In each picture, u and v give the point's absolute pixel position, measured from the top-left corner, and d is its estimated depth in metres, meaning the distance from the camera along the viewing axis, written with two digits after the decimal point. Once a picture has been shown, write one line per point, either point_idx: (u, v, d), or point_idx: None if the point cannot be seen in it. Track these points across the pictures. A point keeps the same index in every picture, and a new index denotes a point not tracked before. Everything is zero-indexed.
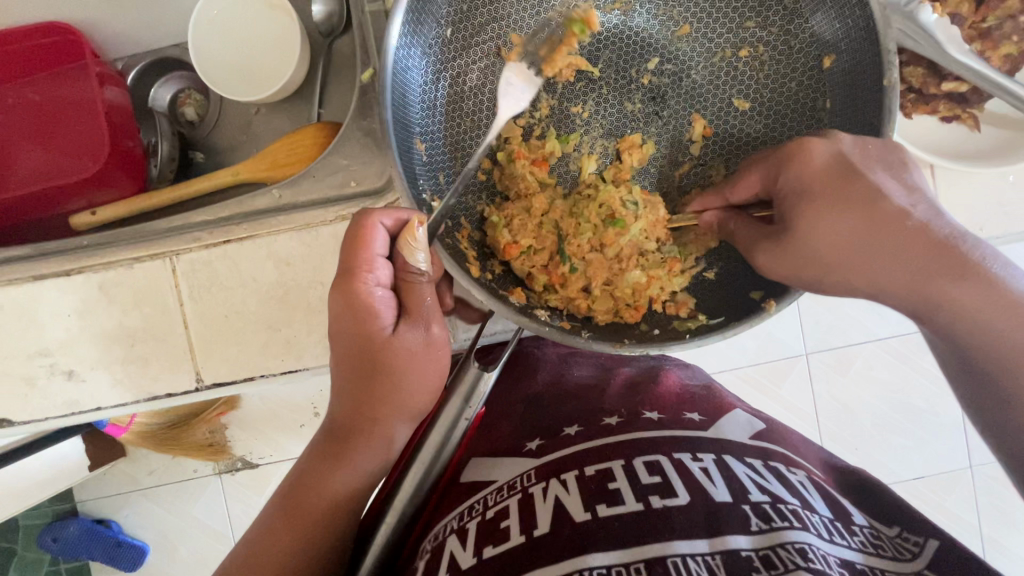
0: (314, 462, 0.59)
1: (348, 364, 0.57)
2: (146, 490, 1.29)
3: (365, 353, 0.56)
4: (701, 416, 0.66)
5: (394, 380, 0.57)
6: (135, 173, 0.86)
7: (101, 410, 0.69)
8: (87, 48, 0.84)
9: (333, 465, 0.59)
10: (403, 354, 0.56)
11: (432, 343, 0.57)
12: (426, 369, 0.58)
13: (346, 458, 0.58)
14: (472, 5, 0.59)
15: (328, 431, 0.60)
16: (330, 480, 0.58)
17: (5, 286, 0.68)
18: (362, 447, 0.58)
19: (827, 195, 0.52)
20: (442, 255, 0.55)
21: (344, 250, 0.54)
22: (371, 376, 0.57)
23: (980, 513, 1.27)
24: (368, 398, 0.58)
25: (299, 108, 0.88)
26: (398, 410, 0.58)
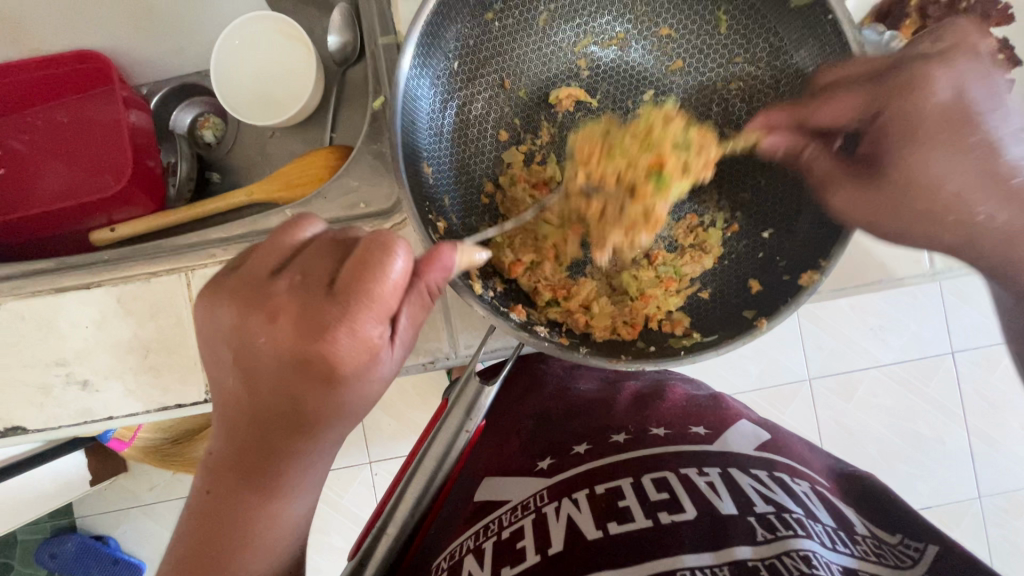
0: (230, 503, 0.50)
1: (251, 407, 0.49)
2: (146, 506, 1.31)
3: (278, 403, 0.48)
4: (707, 429, 0.67)
5: (313, 434, 0.49)
6: (153, 192, 0.90)
7: (112, 420, 0.71)
8: (113, 74, 0.88)
9: (227, 525, 0.50)
10: (323, 408, 0.48)
11: (368, 393, 0.50)
12: (351, 416, 0.51)
13: (245, 519, 0.50)
14: (478, 40, 0.62)
15: (219, 480, 0.51)
16: (224, 544, 0.50)
17: (28, 297, 0.71)
18: (265, 505, 0.50)
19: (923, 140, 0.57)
20: (480, 311, 0.57)
21: (351, 280, 0.45)
22: (281, 426, 0.49)
23: (989, 545, 1.25)
24: (271, 446, 0.49)
25: (313, 132, 0.92)
26: (317, 459, 0.51)
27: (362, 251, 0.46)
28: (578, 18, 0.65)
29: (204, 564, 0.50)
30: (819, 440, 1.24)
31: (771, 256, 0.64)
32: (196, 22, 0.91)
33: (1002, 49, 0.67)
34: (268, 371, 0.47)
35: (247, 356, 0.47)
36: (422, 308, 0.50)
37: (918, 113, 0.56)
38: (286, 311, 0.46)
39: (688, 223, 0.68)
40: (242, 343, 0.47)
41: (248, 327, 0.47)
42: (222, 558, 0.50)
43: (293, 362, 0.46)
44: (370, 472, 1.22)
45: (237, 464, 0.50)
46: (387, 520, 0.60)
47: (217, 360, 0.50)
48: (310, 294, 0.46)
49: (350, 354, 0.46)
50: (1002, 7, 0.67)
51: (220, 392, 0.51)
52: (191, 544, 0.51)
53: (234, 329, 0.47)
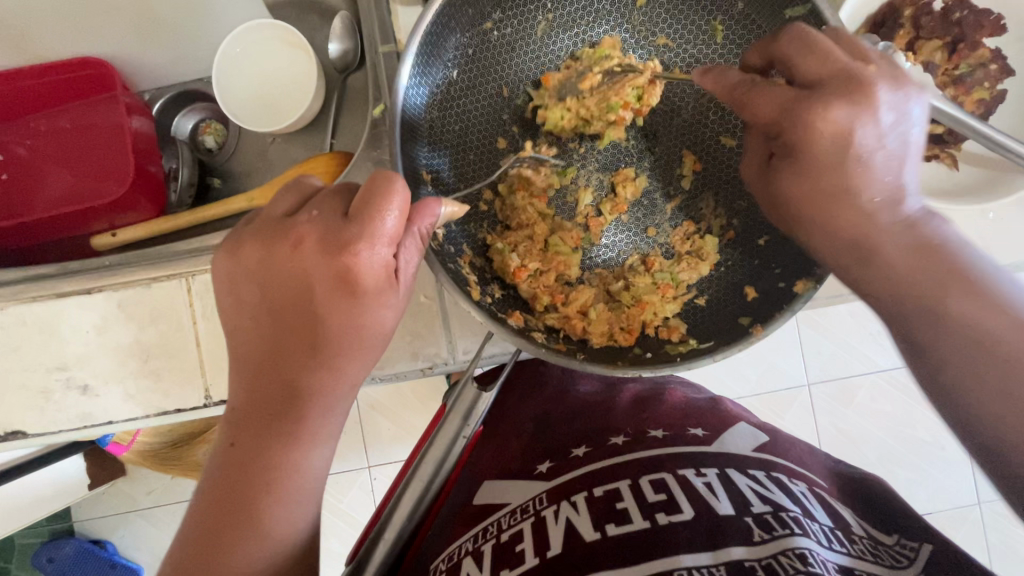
0: (254, 444, 0.50)
1: (275, 340, 0.50)
2: (144, 510, 1.30)
3: (304, 331, 0.50)
4: (705, 430, 0.68)
5: (333, 362, 0.50)
6: (155, 198, 0.91)
7: (112, 424, 0.71)
8: (117, 81, 0.89)
9: (255, 473, 0.50)
10: (345, 336, 0.50)
11: (386, 322, 0.52)
12: (372, 349, 0.52)
13: (272, 464, 0.50)
14: (477, 49, 0.63)
15: (243, 423, 0.51)
16: (253, 491, 0.50)
17: (29, 302, 0.71)
18: (292, 449, 0.50)
19: (823, 166, 0.51)
20: (479, 317, 0.56)
21: (357, 207, 0.48)
22: (304, 358, 0.50)
23: (990, 551, 1.26)
24: (297, 385, 0.50)
25: (314, 138, 0.93)
26: (339, 398, 0.52)
27: (371, 176, 0.49)
28: (576, 27, 0.66)
29: (234, 514, 0.49)
30: (818, 446, 1.25)
31: (768, 262, 0.64)
32: (196, 30, 0.91)
33: (994, 60, 0.68)
34: (294, 302, 0.50)
35: (272, 286, 0.50)
36: (414, 247, 0.51)
37: (816, 138, 0.49)
38: (307, 237, 0.48)
39: (685, 230, 0.69)
40: (268, 269, 0.49)
41: (272, 260, 0.49)
42: (249, 506, 0.49)
43: (319, 286, 0.48)
44: (369, 476, 1.22)
45: (262, 404, 0.51)
46: (384, 525, 0.60)
47: (239, 306, 0.51)
48: (323, 222, 0.48)
49: (368, 272, 0.48)
50: (995, 18, 0.67)
51: (241, 339, 0.52)
52: (219, 494, 0.50)
53: (257, 265, 0.50)
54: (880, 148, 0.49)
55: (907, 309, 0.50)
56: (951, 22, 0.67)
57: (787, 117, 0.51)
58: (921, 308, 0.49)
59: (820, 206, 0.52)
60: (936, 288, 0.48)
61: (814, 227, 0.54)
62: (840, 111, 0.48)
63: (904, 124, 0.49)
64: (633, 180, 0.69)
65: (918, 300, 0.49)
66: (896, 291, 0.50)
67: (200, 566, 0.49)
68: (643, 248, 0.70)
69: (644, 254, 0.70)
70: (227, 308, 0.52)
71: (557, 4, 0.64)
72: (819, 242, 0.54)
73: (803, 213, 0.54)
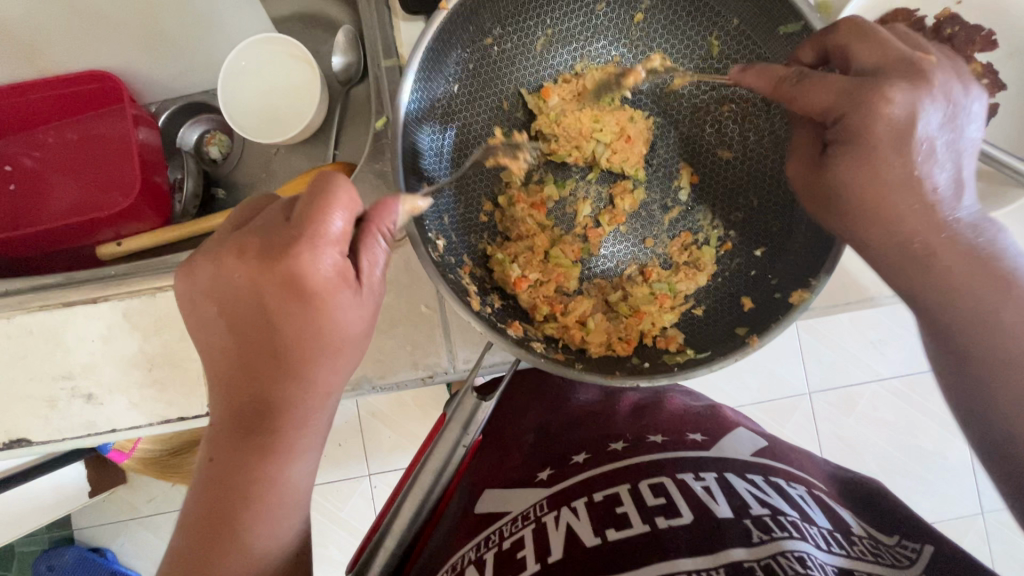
0: (231, 457, 0.51)
1: (239, 353, 0.51)
2: (144, 518, 1.30)
3: (266, 342, 0.50)
4: (704, 436, 0.68)
5: (297, 371, 0.50)
6: (160, 208, 0.92)
7: (115, 432, 0.72)
8: (124, 94, 0.91)
9: (235, 486, 0.51)
10: (305, 341, 0.50)
11: (352, 327, 0.51)
12: (338, 353, 0.51)
13: (249, 476, 0.51)
14: (477, 64, 0.64)
15: (223, 437, 0.52)
16: (234, 502, 0.51)
17: (36, 311, 0.72)
18: (266, 461, 0.52)
19: (885, 148, 0.50)
20: (480, 326, 0.57)
21: (299, 211, 0.47)
22: (269, 369, 0.50)
23: (994, 560, 1.25)
24: (269, 399, 0.51)
25: (317, 149, 0.95)
26: (309, 406, 0.52)
27: (313, 181, 0.48)
28: (574, 43, 0.67)
29: (218, 524, 0.51)
30: (819, 454, 1.25)
31: (763, 274, 0.65)
32: (203, 44, 0.93)
33: (986, 74, 0.69)
34: (252, 317, 0.50)
35: (228, 302, 0.50)
36: (381, 249, 0.51)
37: (878, 122, 0.49)
38: (250, 250, 0.48)
39: (682, 241, 0.70)
40: (220, 285, 0.49)
41: (220, 277, 0.49)
42: (233, 515, 0.51)
43: (270, 298, 0.48)
44: (370, 484, 1.22)
45: (238, 418, 0.52)
46: (385, 532, 0.61)
47: (204, 324, 0.52)
48: (268, 230, 0.48)
49: (324, 283, 0.47)
50: (986, 32, 0.69)
51: (212, 356, 0.53)
52: (207, 505, 0.52)
53: (210, 284, 0.50)
54: (942, 138, 0.51)
55: (963, 319, 0.52)
56: (942, 38, 0.69)
57: (849, 102, 0.51)
58: (974, 316, 0.52)
59: (875, 199, 0.52)
60: (990, 298, 0.51)
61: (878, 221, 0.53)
62: (902, 93, 0.49)
63: (966, 116, 0.51)
64: (630, 192, 0.70)
65: (977, 310, 0.51)
66: (953, 300, 0.52)
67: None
68: (641, 258, 0.71)
69: (642, 264, 0.71)
70: (192, 326, 0.52)
71: (557, 20, 0.64)
72: (875, 238, 0.54)
73: (858, 206, 0.53)
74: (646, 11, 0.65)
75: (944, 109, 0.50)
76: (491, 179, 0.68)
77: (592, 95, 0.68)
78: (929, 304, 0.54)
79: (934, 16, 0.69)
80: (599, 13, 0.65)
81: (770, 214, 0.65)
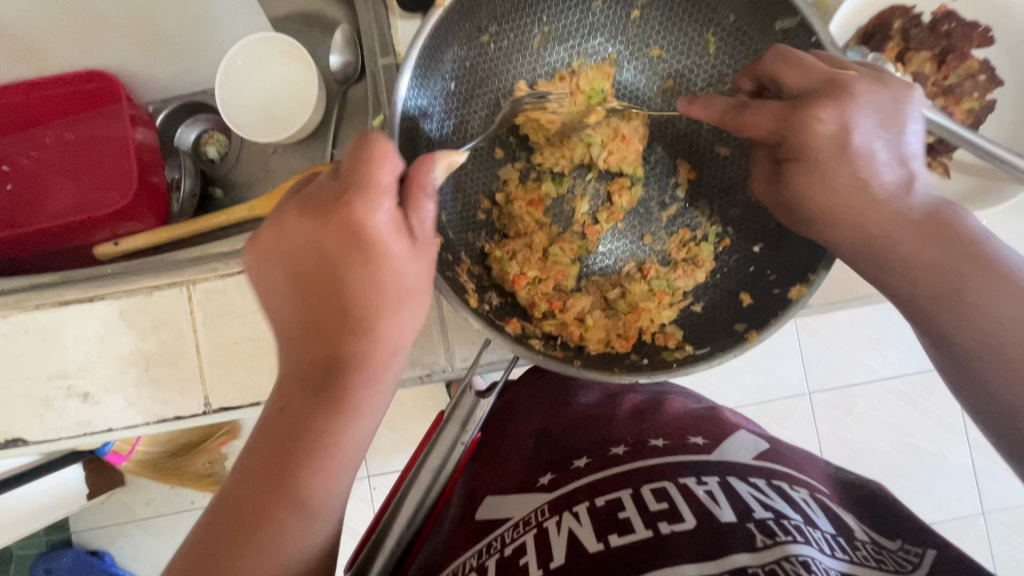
0: (297, 406, 0.49)
1: (307, 306, 0.52)
2: (141, 521, 1.30)
3: (335, 292, 0.51)
4: (705, 439, 0.68)
5: (364, 322, 0.51)
6: (158, 208, 0.92)
7: (112, 432, 0.72)
8: (121, 93, 0.90)
9: (296, 438, 0.48)
10: (370, 291, 0.51)
11: (407, 281, 0.52)
12: (402, 305, 0.52)
13: (311, 428, 0.49)
14: (474, 61, 0.64)
15: (291, 389, 0.51)
16: (292, 455, 0.48)
17: (32, 310, 0.71)
18: (335, 416, 0.49)
19: (829, 159, 0.54)
20: (472, 319, 0.57)
21: (349, 172, 0.50)
22: (339, 319, 0.51)
23: (994, 561, 1.25)
24: (337, 352, 0.51)
25: (315, 148, 0.94)
26: (378, 364, 0.52)
27: (351, 147, 0.50)
28: (571, 40, 0.67)
29: (275, 477, 0.48)
30: (819, 454, 1.24)
31: (762, 270, 0.65)
32: (203, 43, 0.93)
33: (983, 70, 0.69)
34: (314, 271, 0.52)
35: (295, 256, 0.52)
36: (431, 209, 0.52)
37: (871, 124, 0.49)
38: (311, 209, 0.51)
39: (681, 238, 0.70)
40: (285, 237, 0.52)
41: (285, 237, 0.52)
42: (293, 467, 0.48)
43: (333, 251, 0.51)
44: (368, 486, 1.22)
45: (306, 370, 0.51)
46: (383, 533, 0.60)
47: (270, 283, 0.54)
48: (328, 187, 0.51)
49: (384, 237, 0.50)
50: (983, 29, 0.69)
51: (279, 317, 0.54)
52: (266, 456, 0.49)
53: (275, 243, 0.53)
54: (879, 140, 0.54)
55: (942, 311, 0.50)
56: (939, 35, 0.69)
57: (786, 125, 0.56)
58: (947, 303, 0.50)
59: (834, 206, 0.55)
60: None
61: (839, 224, 0.55)
62: (830, 111, 0.53)
63: (904, 117, 0.54)
64: (627, 188, 0.70)
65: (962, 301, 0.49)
66: (930, 290, 0.51)
67: (241, 540, 0.47)
68: (640, 254, 0.71)
69: (640, 261, 0.71)
70: (258, 289, 0.55)
71: (553, 18, 0.64)
72: (843, 242, 0.55)
73: (821, 213, 0.56)
74: (643, 8, 0.64)
75: (875, 119, 0.53)
76: (488, 178, 0.68)
77: (586, 93, 0.68)
78: (910, 297, 0.53)
79: (931, 13, 0.69)
80: (596, 10, 0.65)
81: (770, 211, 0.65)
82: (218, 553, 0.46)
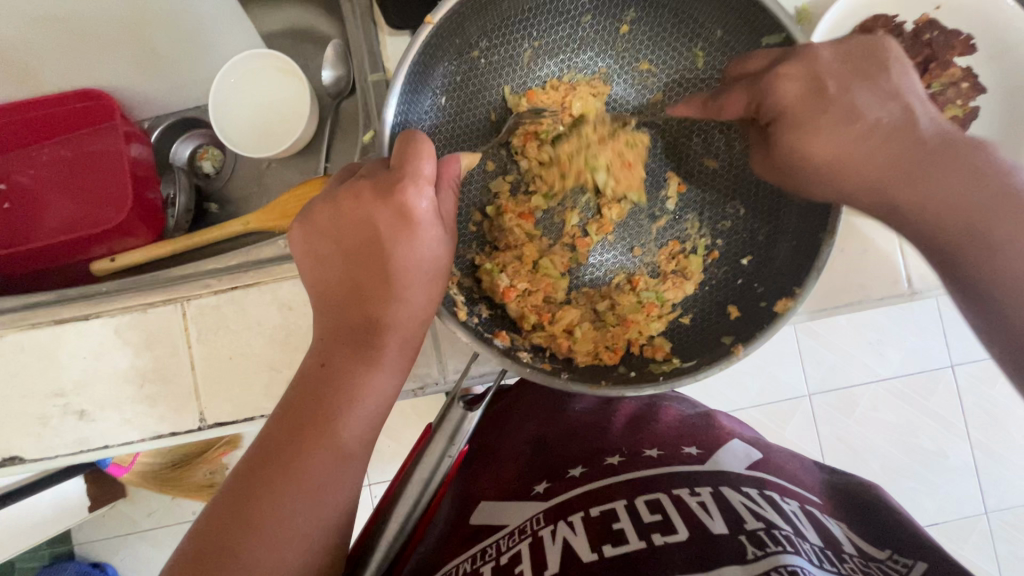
0: (337, 360, 0.53)
1: (349, 274, 0.55)
2: (142, 532, 1.30)
3: (378, 263, 0.54)
4: (699, 449, 0.69)
5: (400, 294, 0.54)
6: (152, 223, 0.93)
7: (108, 448, 0.72)
8: (115, 110, 0.92)
9: (333, 392, 0.52)
10: (411, 265, 0.54)
11: (442, 259, 0.55)
12: (435, 281, 0.56)
13: (356, 382, 0.52)
14: (464, 76, 0.64)
15: (331, 346, 0.54)
16: (332, 406, 0.52)
17: (28, 329, 0.72)
18: (371, 372, 0.53)
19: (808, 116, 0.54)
20: (452, 325, 0.58)
21: (395, 158, 0.53)
22: (379, 290, 0.54)
23: (998, 560, 1.25)
24: (375, 319, 0.54)
25: (308, 162, 0.95)
26: (409, 331, 0.55)
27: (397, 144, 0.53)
28: (561, 55, 0.67)
29: (311, 428, 0.51)
30: (821, 456, 1.24)
31: (750, 282, 0.65)
32: (197, 61, 0.95)
33: (965, 79, 0.70)
34: (365, 246, 0.55)
35: (343, 231, 0.55)
36: (451, 202, 0.56)
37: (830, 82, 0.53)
38: (363, 187, 0.54)
39: (670, 250, 0.70)
40: (335, 208, 0.55)
41: (339, 215, 0.55)
42: (332, 414, 0.51)
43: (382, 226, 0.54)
44: (369, 494, 1.23)
45: (347, 331, 0.54)
46: (371, 544, 0.60)
47: (316, 258, 0.57)
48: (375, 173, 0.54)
49: (427, 221, 0.54)
50: (965, 37, 0.70)
51: (321, 284, 0.57)
52: (302, 410, 0.52)
53: (326, 218, 0.55)
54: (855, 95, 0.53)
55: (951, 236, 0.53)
56: (921, 43, 0.70)
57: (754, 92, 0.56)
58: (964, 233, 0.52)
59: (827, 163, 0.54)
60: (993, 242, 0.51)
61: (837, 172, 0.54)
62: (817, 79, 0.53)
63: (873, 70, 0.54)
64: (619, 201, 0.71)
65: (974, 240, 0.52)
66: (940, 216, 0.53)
67: (287, 483, 0.49)
68: (629, 267, 0.71)
69: (630, 273, 0.71)
70: (305, 265, 0.57)
71: (544, 32, 0.65)
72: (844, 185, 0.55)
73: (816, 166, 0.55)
74: (631, 22, 0.65)
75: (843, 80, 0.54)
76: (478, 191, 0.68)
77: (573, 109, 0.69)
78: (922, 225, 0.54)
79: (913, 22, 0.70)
80: (585, 26, 0.66)
81: (758, 224, 0.66)
82: (264, 494, 0.49)
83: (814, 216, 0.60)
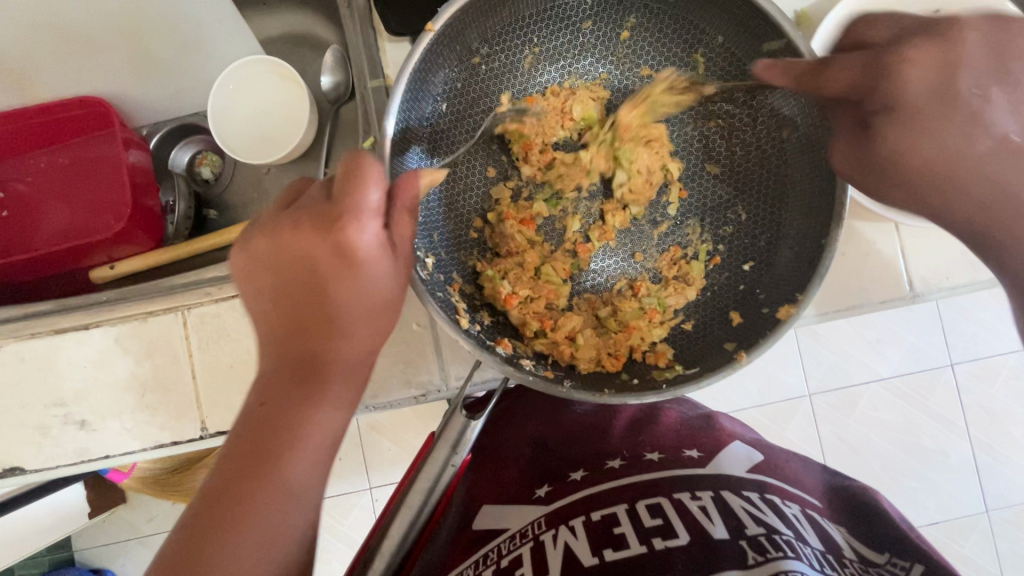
0: (270, 407, 0.46)
1: (287, 309, 0.49)
2: (143, 539, 1.29)
3: (317, 296, 0.49)
4: (700, 452, 0.69)
5: (340, 327, 0.49)
6: (151, 230, 0.92)
7: (109, 458, 0.72)
8: (114, 117, 0.92)
9: (269, 441, 0.45)
10: (354, 296, 0.49)
11: (389, 289, 0.51)
12: (381, 314, 0.51)
13: (294, 428, 0.45)
14: (465, 82, 0.64)
15: (263, 391, 0.47)
16: (266, 459, 0.45)
17: (27, 339, 0.72)
18: (307, 416, 0.46)
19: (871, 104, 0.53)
20: (452, 332, 0.57)
21: (338, 187, 0.49)
22: (320, 324, 0.49)
23: (999, 559, 1.25)
24: (317, 354, 0.48)
25: (306, 167, 0.95)
26: (353, 367, 0.49)
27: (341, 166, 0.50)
28: (562, 60, 0.67)
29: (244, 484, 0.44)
30: (821, 455, 1.25)
31: (752, 288, 0.66)
32: (196, 66, 0.95)
33: None
34: (302, 276, 0.49)
35: (283, 261, 0.50)
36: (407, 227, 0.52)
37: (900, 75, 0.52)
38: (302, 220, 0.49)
39: (672, 256, 0.70)
40: (275, 238, 0.50)
41: (278, 245, 0.50)
42: (267, 467, 0.45)
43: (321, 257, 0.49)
44: (370, 498, 1.22)
45: (280, 373, 0.48)
46: (373, 554, 0.60)
47: (257, 293, 0.51)
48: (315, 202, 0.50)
49: (370, 251, 0.49)
50: None
51: (257, 321, 0.51)
52: (234, 465, 0.45)
53: (264, 250, 0.50)
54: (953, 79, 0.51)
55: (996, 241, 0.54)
56: None
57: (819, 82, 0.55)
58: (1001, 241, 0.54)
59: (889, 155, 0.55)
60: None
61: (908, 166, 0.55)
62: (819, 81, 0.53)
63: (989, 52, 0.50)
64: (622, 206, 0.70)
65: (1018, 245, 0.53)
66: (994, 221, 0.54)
67: (221, 549, 0.43)
68: (631, 273, 0.71)
69: (632, 278, 0.71)
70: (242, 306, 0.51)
71: (544, 39, 0.65)
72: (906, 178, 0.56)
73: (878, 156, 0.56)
74: (631, 29, 0.65)
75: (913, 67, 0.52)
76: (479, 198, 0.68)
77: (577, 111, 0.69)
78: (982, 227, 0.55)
79: None
80: (586, 32, 0.66)
81: (758, 229, 0.66)
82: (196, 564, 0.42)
83: (818, 222, 0.60)
